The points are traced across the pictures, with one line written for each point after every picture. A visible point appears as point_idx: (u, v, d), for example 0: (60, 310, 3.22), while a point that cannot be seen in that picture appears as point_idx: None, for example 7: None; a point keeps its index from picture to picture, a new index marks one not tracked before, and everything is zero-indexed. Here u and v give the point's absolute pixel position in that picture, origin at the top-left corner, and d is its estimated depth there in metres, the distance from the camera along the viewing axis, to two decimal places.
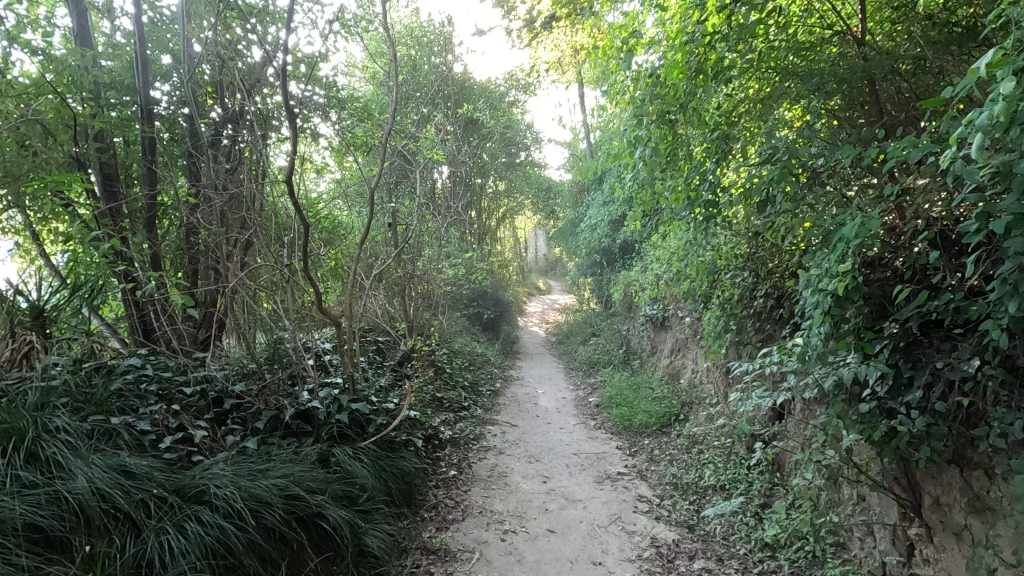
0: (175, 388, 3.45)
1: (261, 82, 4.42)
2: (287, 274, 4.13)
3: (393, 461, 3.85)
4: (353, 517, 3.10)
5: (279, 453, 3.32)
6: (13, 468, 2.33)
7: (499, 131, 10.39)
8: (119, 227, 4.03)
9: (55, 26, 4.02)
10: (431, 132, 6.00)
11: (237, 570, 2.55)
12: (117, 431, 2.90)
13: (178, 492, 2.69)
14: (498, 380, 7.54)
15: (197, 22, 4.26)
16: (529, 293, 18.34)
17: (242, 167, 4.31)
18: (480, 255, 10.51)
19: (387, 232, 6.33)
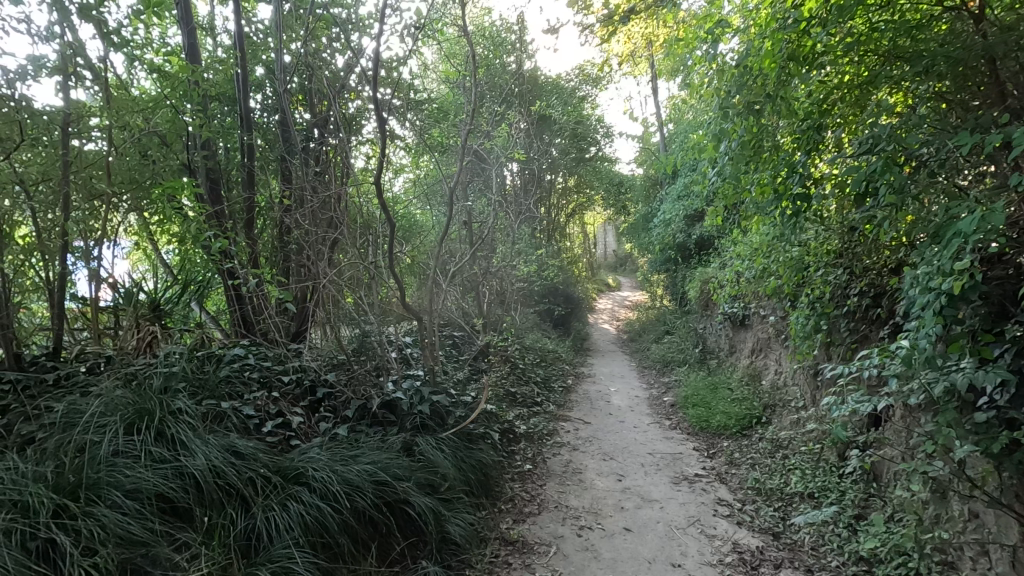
0: (274, 375, 3.74)
1: (346, 88, 4.64)
2: (371, 270, 4.35)
3: (471, 453, 3.96)
4: (435, 505, 3.22)
5: (367, 440, 3.51)
6: (145, 444, 2.64)
7: (570, 127, 10.32)
8: (225, 227, 4.38)
9: (168, 45, 4.44)
10: (504, 130, 6.10)
11: (333, 548, 2.74)
12: (227, 414, 3.18)
13: (280, 472, 2.92)
14: (570, 377, 7.53)
15: (289, 34, 4.54)
16: (598, 290, 18.11)
17: (330, 169, 4.54)
18: (551, 252, 10.54)
19: (462, 230, 6.49)
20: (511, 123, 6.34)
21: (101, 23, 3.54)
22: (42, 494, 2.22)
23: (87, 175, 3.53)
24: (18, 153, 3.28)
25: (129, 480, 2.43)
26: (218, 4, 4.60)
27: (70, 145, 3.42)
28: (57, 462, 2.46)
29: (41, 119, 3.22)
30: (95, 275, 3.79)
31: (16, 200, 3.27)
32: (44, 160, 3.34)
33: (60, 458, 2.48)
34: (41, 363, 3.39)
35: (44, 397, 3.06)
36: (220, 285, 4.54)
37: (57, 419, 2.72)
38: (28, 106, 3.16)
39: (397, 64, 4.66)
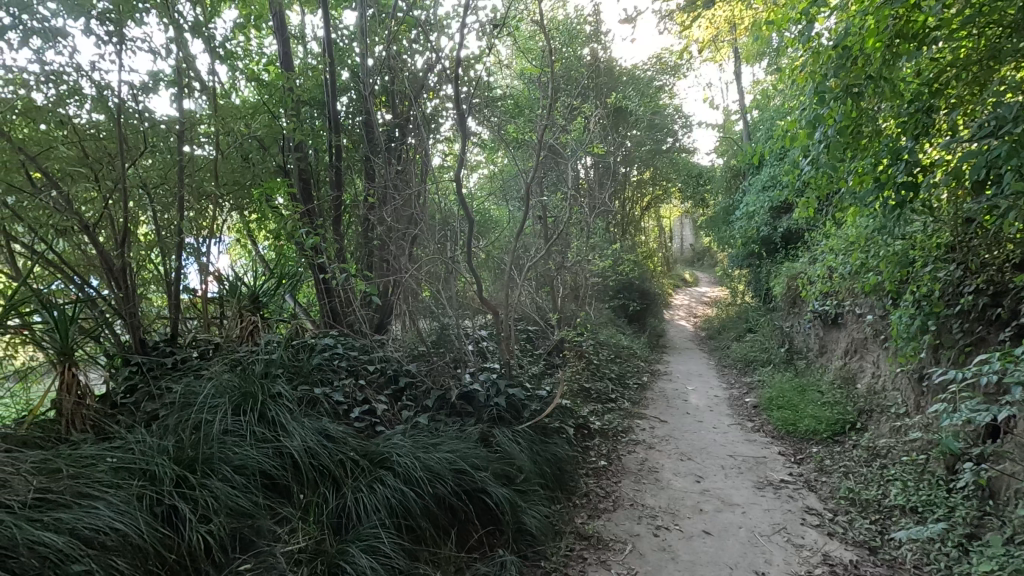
0: (361, 365, 3.95)
1: (425, 88, 4.78)
2: (449, 265, 4.47)
3: (546, 446, 3.99)
4: (512, 496, 3.28)
5: (447, 430, 3.63)
6: (250, 425, 2.88)
7: (647, 118, 10.06)
8: (316, 224, 4.67)
9: (265, 55, 4.78)
10: (580, 124, 6.05)
11: (416, 531, 2.87)
12: (319, 400, 3.41)
13: (367, 456, 3.08)
14: (645, 374, 7.38)
15: (372, 37, 4.72)
16: (674, 285, 17.60)
17: (411, 168, 4.71)
18: (626, 247, 10.35)
19: (536, 226, 6.52)
20: (587, 116, 6.28)
21: (209, 39, 3.88)
22: (165, 465, 2.48)
23: (198, 178, 3.89)
24: (142, 159, 3.65)
25: (237, 457, 2.67)
26: (309, 13, 4.86)
27: (183, 151, 3.76)
28: (177, 437, 2.74)
29: (160, 127, 3.62)
30: (204, 269, 4.16)
31: (141, 202, 3.66)
32: (162, 164, 3.71)
33: (180, 434, 2.76)
34: (161, 348, 3.78)
35: (165, 378, 3.42)
36: (311, 279, 4.84)
37: (176, 399, 3.03)
38: (150, 116, 3.58)
39: (474, 62, 4.73)
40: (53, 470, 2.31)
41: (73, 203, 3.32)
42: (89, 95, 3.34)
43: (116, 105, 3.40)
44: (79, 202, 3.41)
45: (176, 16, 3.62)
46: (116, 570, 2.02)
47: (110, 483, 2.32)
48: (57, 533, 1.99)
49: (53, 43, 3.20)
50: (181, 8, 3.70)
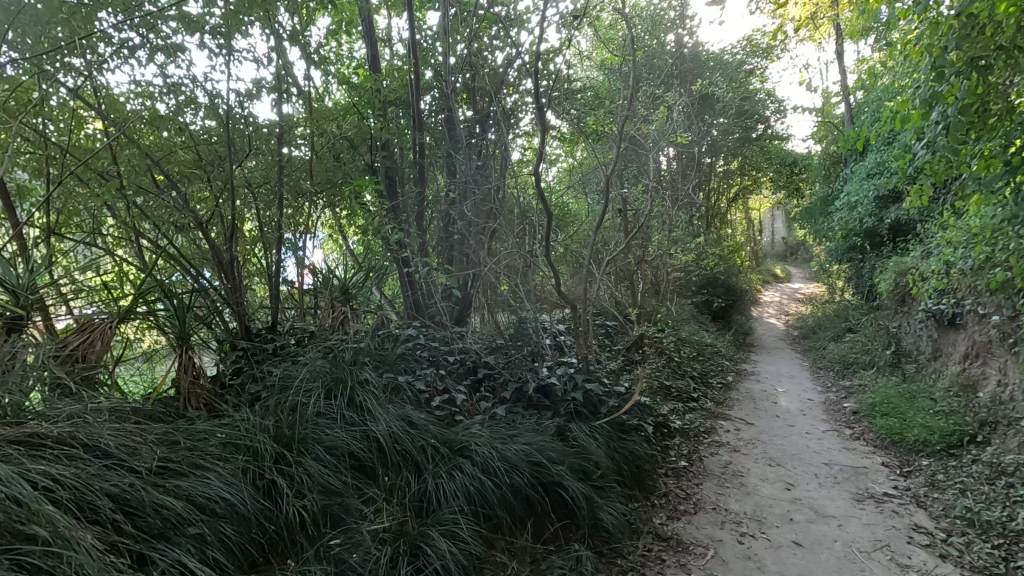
0: (442, 355, 4.08)
1: (505, 83, 4.81)
2: (528, 259, 4.49)
3: (625, 443, 3.91)
4: (589, 491, 3.26)
5: (524, 422, 3.66)
6: (340, 408, 3.06)
7: (736, 104, 9.54)
8: (401, 219, 4.85)
9: (355, 59, 5.01)
10: (663, 113, 5.85)
11: (493, 519, 2.93)
12: (403, 388, 3.55)
13: (447, 444, 3.18)
14: (731, 374, 7.04)
15: (454, 36, 4.82)
16: (763, 281, 16.67)
17: (491, 163, 4.78)
18: (710, 240, 9.91)
19: (616, 219, 6.40)
20: (670, 105, 6.06)
21: (305, 46, 4.14)
22: (266, 442, 2.70)
23: (296, 177, 4.20)
24: (247, 161, 3.96)
25: (328, 438, 2.85)
26: (395, 16, 5.04)
27: (282, 152, 4.04)
28: (277, 417, 2.96)
29: (262, 131, 3.90)
30: (300, 262, 4.46)
31: (246, 200, 3.97)
32: (264, 165, 4.02)
33: (279, 414, 2.99)
34: (263, 335, 4.09)
35: (266, 363, 3.71)
36: (396, 272, 5.04)
37: (276, 382, 3.28)
38: (253, 121, 3.87)
39: (554, 56, 4.72)
40: (173, 442, 2.57)
41: (189, 203, 3.67)
42: (203, 103, 3.66)
43: (226, 112, 3.70)
44: (194, 202, 3.76)
45: (276, 27, 3.90)
46: (225, 536, 2.23)
47: (219, 456, 2.56)
48: (177, 497, 2.22)
49: (174, 58, 3.55)
50: (281, 19, 3.98)
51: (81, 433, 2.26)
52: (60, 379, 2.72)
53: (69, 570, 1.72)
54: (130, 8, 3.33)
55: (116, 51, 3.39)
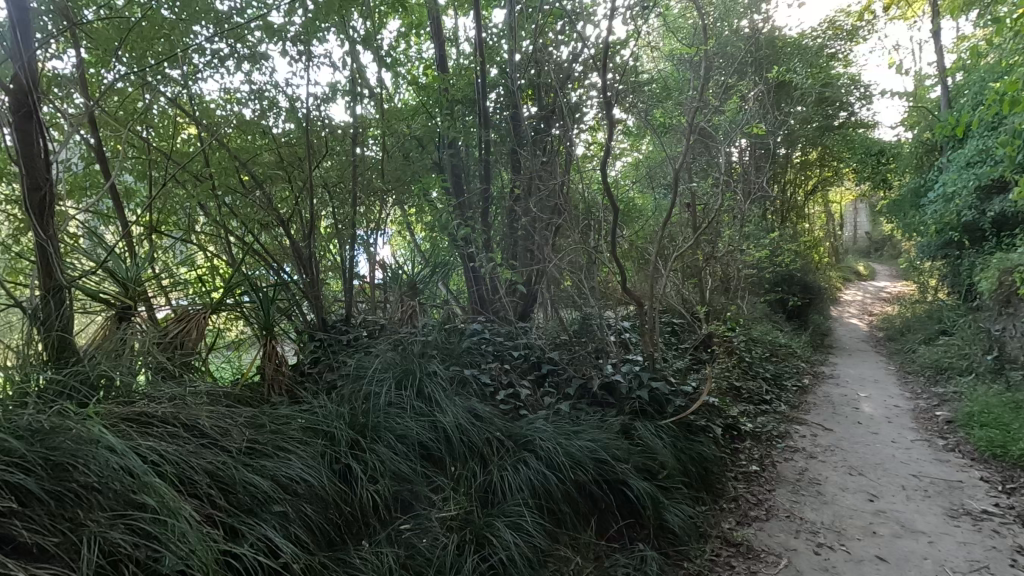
0: (506, 350, 4.13)
1: (571, 78, 4.80)
2: (593, 255, 4.45)
3: (692, 444, 3.81)
4: (655, 491, 3.21)
5: (588, 419, 3.65)
6: (409, 399, 3.19)
7: (816, 90, 8.99)
8: (467, 216, 4.94)
9: (423, 59, 5.13)
10: (736, 102, 5.61)
11: (557, 513, 2.95)
12: (469, 380, 3.63)
13: (512, 437, 3.23)
14: (807, 376, 6.68)
15: (520, 33, 4.84)
16: (843, 278, 15.66)
17: (556, 158, 4.77)
18: (786, 235, 9.41)
19: (684, 214, 6.21)
20: (744, 94, 5.81)
21: (378, 49, 4.30)
22: (342, 428, 2.84)
23: (368, 176, 4.38)
24: (323, 161, 4.17)
25: (399, 427, 2.97)
26: (461, 17, 5.12)
27: (356, 153, 4.23)
28: (351, 406, 3.12)
29: (337, 132, 4.13)
30: (369, 256, 4.63)
31: (323, 199, 4.22)
32: (339, 165, 4.23)
33: (353, 402, 3.15)
34: (338, 326, 4.30)
35: (341, 353, 3.91)
36: (461, 268, 5.14)
37: (350, 372, 3.46)
38: (329, 123, 4.09)
39: (620, 48, 4.64)
40: (260, 425, 2.77)
41: (272, 202, 3.95)
42: (284, 108, 3.91)
43: (304, 115, 3.94)
44: (277, 202, 4.04)
45: (350, 31, 4.06)
46: (306, 514, 2.37)
47: (301, 440, 2.72)
48: (263, 476, 2.38)
49: (258, 66, 3.78)
50: (354, 23, 4.13)
51: (181, 414, 2.48)
52: (162, 364, 2.97)
53: (173, 537, 1.90)
54: (221, 20, 3.58)
55: (209, 62, 3.66)
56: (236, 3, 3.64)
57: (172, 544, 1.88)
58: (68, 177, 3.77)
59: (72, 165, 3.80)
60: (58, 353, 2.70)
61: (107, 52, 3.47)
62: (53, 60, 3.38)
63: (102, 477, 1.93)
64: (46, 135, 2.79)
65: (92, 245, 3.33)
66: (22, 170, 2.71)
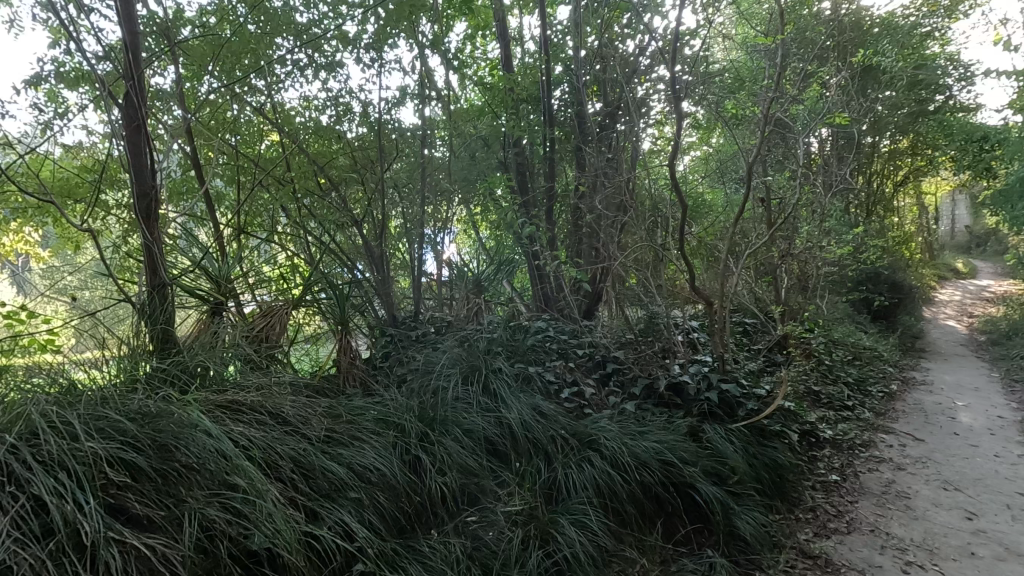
0: (570, 348, 4.13)
1: (637, 72, 4.71)
2: (659, 252, 4.36)
3: (765, 450, 3.66)
4: (725, 496, 3.11)
5: (654, 419, 3.59)
6: (476, 395, 3.27)
7: (907, 73, 8.31)
8: (532, 215, 4.96)
9: (488, 59, 5.20)
10: (815, 90, 5.28)
11: (622, 514, 2.93)
12: (534, 378, 3.67)
13: (577, 435, 3.23)
14: (895, 382, 6.22)
15: (585, 28, 4.80)
16: (937, 277, 14.44)
17: (622, 155, 4.71)
18: (872, 229, 8.78)
19: (757, 209, 5.95)
20: (825, 80, 5.47)
21: (445, 53, 4.41)
22: (412, 421, 2.95)
23: (436, 176, 4.59)
24: (394, 164, 4.35)
25: (466, 422, 3.05)
26: (526, 16, 5.15)
27: (424, 154, 4.45)
28: (421, 399, 3.24)
29: (406, 134, 4.34)
30: (436, 254, 4.79)
31: (393, 199, 4.44)
32: (408, 166, 4.44)
33: (422, 396, 3.26)
34: (407, 322, 4.45)
35: (410, 349, 4.06)
36: (526, 266, 5.18)
37: (419, 367, 3.58)
38: (398, 126, 4.29)
39: (689, 38, 4.50)
40: (337, 415, 2.93)
41: (346, 203, 4.21)
42: (357, 113, 4.11)
43: (376, 120, 4.17)
44: (351, 202, 4.29)
45: (419, 36, 4.20)
46: (379, 502, 2.49)
47: (374, 431, 2.85)
48: (340, 463, 2.52)
49: (334, 74, 3.99)
50: (422, 28, 4.25)
51: (266, 403, 2.66)
52: (249, 355, 3.19)
53: (260, 516, 2.05)
54: (301, 33, 3.81)
55: (289, 72, 3.89)
56: (314, 15, 3.85)
57: (260, 523, 2.03)
58: (169, 184, 4.12)
59: (172, 172, 4.14)
60: (162, 343, 2.97)
61: (201, 67, 3.76)
62: (156, 76, 3.71)
63: (200, 458, 2.11)
64: (152, 145, 3.09)
65: (188, 246, 3.62)
66: (132, 175, 3.01)
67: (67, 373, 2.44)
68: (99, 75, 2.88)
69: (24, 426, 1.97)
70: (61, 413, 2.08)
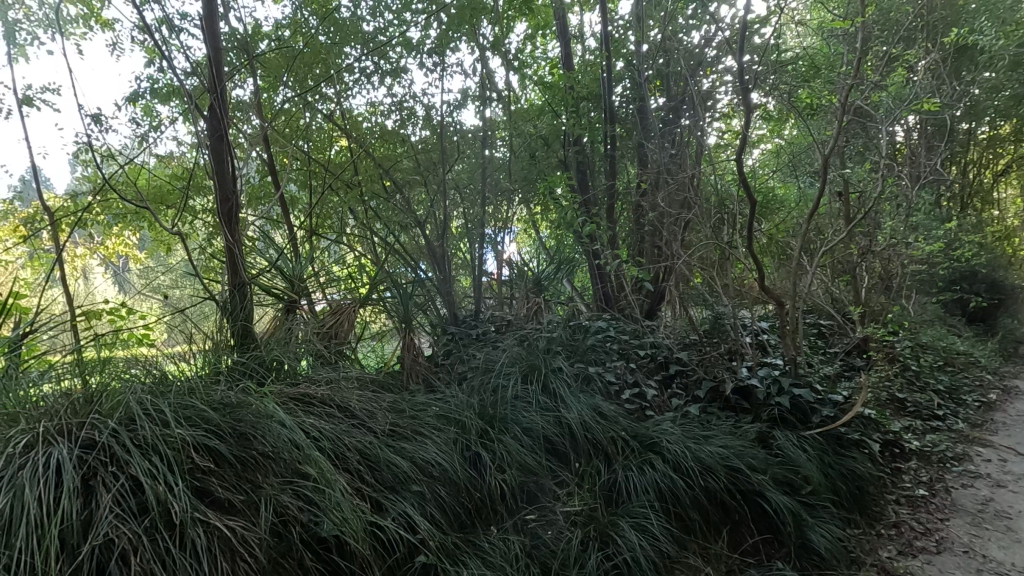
0: (631, 348, 4.06)
1: (702, 64, 4.55)
2: (726, 251, 4.19)
3: (842, 459, 3.44)
4: (796, 507, 2.96)
5: (719, 424, 3.46)
6: (535, 394, 3.28)
7: (1011, 51, 7.54)
8: (593, 213, 4.91)
9: (549, 58, 5.20)
10: (901, 74, 4.90)
11: (685, 520, 2.85)
12: (594, 378, 3.63)
13: (638, 437, 3.17)
14: (994, 391, 5.67)
15: (648, 22, 4.69)
16: None
17: (686, 150, 4.57)
18: (968, 224, 8.05)
19: (835, 204, 5.60)
20: (912, 63, 5.07)
21: (504, 54, 4.44)
22: (473, 418, 3.01)
23: (497, 176, 4.62)
24: (456, 165, 4.44)
25: (525, 420, 3.06)
26: (587, 12, 5.10)
27: (485, 154, 4.48)
28: (481, 396, 3.29)
29: (468, 136, 4.40)
30: (496, 254, 4.82)
31: (456, 200, 4.53)
32: (469, 167, 4.50)
33: (482, 394, 3.32)
34: (468, 320, 4.53)
35: (471, 347, 4.12)
36: (586, 265, 5.13)
37: (480, 365, 3.64)
38: (460, 128, 4.37)
39: (759, 26, 4.29)
40: (401, 410, 3.03)
41: (410, 205, 4.37)
42: (421, 117, 4.23)
43: (438, 122, 4.26)
44: (415, 204, 4.42)
45: (480, 38, 4.25)
46: (440, 496, 2.55)
47: (436, 426, 2.92)
48: (403, 456, 2.60)
49: (398, 79, 4.11)
50: (483, 31, 4.31)
51: (335, 396, 2.79)
52: (320, 350, 3.35)
53: (329, 504, 2.15)
54: (367, 41, 3.95)
55: (357, 79, 4.05)
56: (380, 23, 3.99)
57: (329, 511, 2.13)
58: (249, 189, 4.39)
59: (251, 178, 4.40)
60: (242, 338, 3.18)
61: (277, 78, 3.99)
62: (236, 88, 3.94)
63: (275, 447, 2.24)
64: (233, 154, 3.32)
65: (266, 248, 3.85)
66: (217, 183, 3.25)
67: (160, 365, 2.64)
68: (187, 90, 3.12)
69: (123, 412, 2.17)
70: (154, 401, 2.26)
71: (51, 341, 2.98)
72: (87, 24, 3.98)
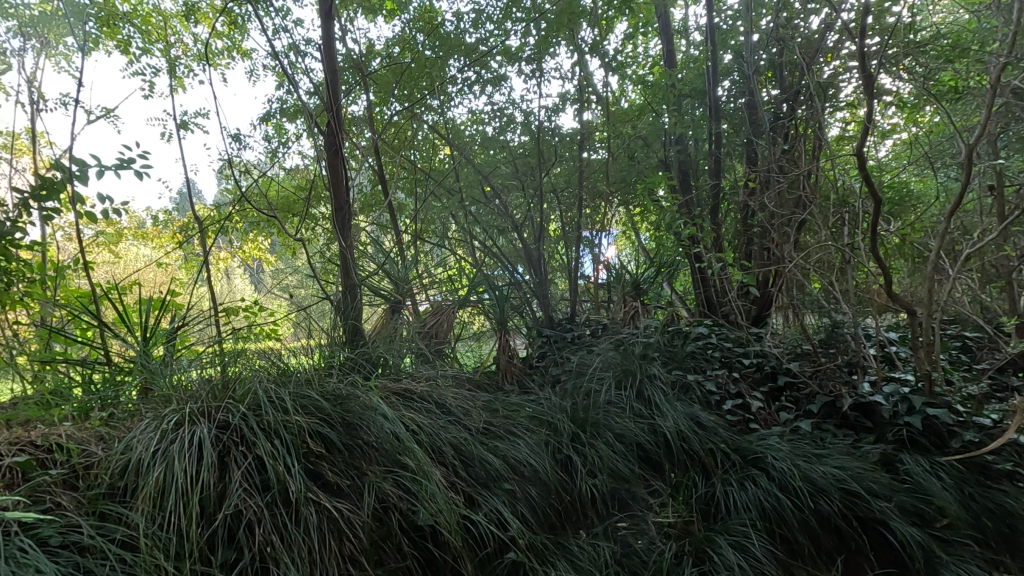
0: (735, 357, 3.85)
1: (821, 51, 4.17)
2: (849, 255, 3.77)
3: (989, 492, 2.99)
4: (928, 541, 2.62)
5: (834, 442, 3.18)
6: (629, 400, 3.22)
7: None
8: (695, 214, 4.70)
9: (650, 56, 5.07)
10: None
11: (792, 544, 2.65)
12: (692, 386, 3.52)
13: (740, 451, 3.00)
14: None
15: (758, 10, 4.42)
16: None
17: (800, 145, 4.23)
18: None
19: (986, 199, 4.89)
20: None
21: (603, 55, 4.39)
22: (564, 421, 3.02)
23: (595, 178, 4.59)
24: (554, 168, 4.47)
25: (618, 426, 3.02)
26: (691, 6, 4.91)
27: (582, 157, 4.47)
28: (574, 400, 3.31)
29: (566, 140, 4.37)
30: (595, 258, 4.81)
31: (553, 203, 4.60)
32: (568, 170, 4.50)
33: (575, 397, 3.32)
34: (563, 323, 4.53)
35: (566, 350, 4.14)
36: (688, 268, 4.92)
37: (574, 368, 3.64)
38: (558, 132, 4.35)
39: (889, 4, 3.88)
40: (495, 409, 3.12)
41: (508, 209, 4.48)
42: (520, 122, 4.28)
43: (536, 128, 4.28)
44: (513, 208, 4.51)
45: (579, 42, 4.24)
46: (531, 496, 2.59)
47: (528, 427, 2.98)
48: (496, 454, 2.68)
49: (499, 87, 4.22)
50: (583, 34, 4.31)
51: (433, 393, 2.94)
52: (421, 350, 3.54)
53: (424, 495, 2.27)
54: (469, 52, 4.09)
55: (459, 89, 4.22)
56: (481, 34, 4.13)
57: (425, 501, 2.24)
58: (361, 197, 4.75)
59: (364, 187, 4.75)
60: (352, 335, 3.44)
61: (387, 92, 4.29)
62: (352, 105, 4.33)
63: (378, 437, 2.41)
64: (346, 165, 3.59)
65: (376, 252, 4.13)
66: (332, 192, 3.54)
67: (284, 357, 2.94)
68: (308, 108, 3.44)
69: (251, 399, 2.44)
70: (277, 390, 2.52)
71: (199, 333, 3.41)
72: (231, 55, 4.51)
